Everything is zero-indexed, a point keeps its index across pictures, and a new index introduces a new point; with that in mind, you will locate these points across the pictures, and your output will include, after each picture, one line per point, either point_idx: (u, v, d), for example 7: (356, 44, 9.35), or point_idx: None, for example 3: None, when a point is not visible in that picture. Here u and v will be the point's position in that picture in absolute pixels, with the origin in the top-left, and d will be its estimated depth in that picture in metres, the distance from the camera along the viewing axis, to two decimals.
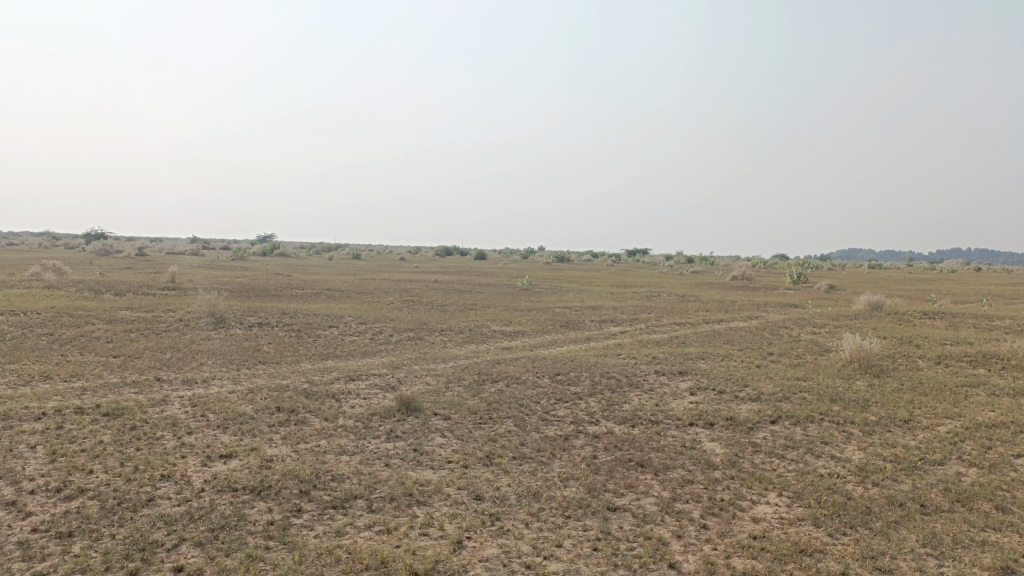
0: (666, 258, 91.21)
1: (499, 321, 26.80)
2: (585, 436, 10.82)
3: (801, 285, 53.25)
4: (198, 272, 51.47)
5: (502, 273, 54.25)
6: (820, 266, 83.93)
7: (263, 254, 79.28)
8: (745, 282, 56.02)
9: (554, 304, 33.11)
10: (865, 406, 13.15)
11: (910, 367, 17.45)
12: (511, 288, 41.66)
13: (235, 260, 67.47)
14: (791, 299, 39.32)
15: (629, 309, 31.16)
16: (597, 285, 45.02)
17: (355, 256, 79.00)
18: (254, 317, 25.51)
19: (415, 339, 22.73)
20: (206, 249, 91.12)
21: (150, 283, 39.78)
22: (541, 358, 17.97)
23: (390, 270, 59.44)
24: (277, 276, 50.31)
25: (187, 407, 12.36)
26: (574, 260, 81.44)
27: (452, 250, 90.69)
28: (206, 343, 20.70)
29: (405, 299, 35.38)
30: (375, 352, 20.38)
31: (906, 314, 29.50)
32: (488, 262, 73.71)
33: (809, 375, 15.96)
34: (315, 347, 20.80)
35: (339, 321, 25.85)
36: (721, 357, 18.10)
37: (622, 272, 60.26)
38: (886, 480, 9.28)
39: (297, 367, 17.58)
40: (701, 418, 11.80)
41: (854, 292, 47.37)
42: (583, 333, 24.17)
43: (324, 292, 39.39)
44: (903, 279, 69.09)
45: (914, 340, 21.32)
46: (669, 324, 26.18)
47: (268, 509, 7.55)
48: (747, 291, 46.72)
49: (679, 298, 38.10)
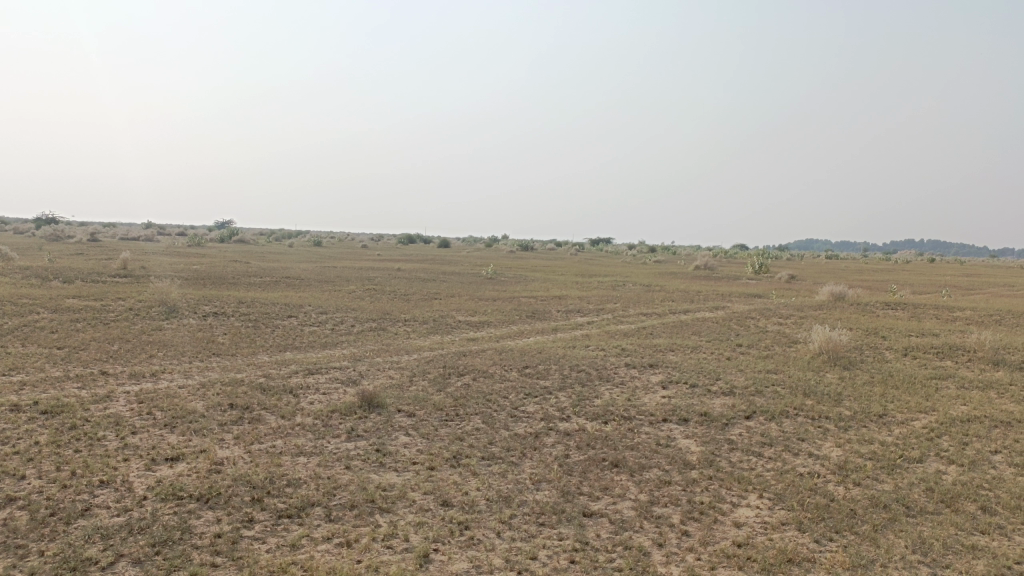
0: (629, 247, 91.44)
1: (464, 311, 26.24)
2: (556, 434, 10.36)
3: (764, 276, 53.53)
4: (153, 259, 49.85)
5: (466, 262, 53.62)
6: (781, 257, 84.84)
7: (221, 240, 77.51)
8: (708, 271, 56.20)
9: (520, 293, 32.62)
10: (838, 399, 12.91)
11: (879, 359, 17.34)
12: (476, 277, 41.07)
13: (191, 246, 65.76)
14: (755, 290, 39.37)
15: (595, 299, 30.85)
16: (561, 274, 44.63)
17: (316, 243, 77.54)
18: (209, 306, 24.57)
19: (378, 330, 22.07)
20: (162, 235, 88.80)
21: (101, 270, 38.37)
22: (508, 350, 17.48)
23: (351, 258, 58.35)
24: (235, 263, 49.03)
25: (133, 404, 11.62)
26: (538, 249, 81.17)
27: (415, 237, 89.75)
28: (157, 334, 19.80)
29: (367, 288, 34.56)
30: (336, 344, 19.69)
31: (869, 305, 29.62)
32: (451, 250, 72.93)
33: (780, 367, 15.71)
34: (273, 339, 20.03)
35: (298, 311, 25.03)
36: (690, 349, 17.80)
37: (587, 261, 59.97)
38: (867, 479, 8.98)
39: (253, 359, 16.84)
40: (675, 413, 11.43)
41: (815, 282, 47.74)
42: (549, 324, 23.73)
43: (283, 280, 38.37)
44: (861, 269, 70.03)
45: (880, 332, 21.29)
46: (636, 315, 25.90)
47: (217, 520, 6.95)
48: (712, 281, 46.74)
49: (644, 288, 37.93)
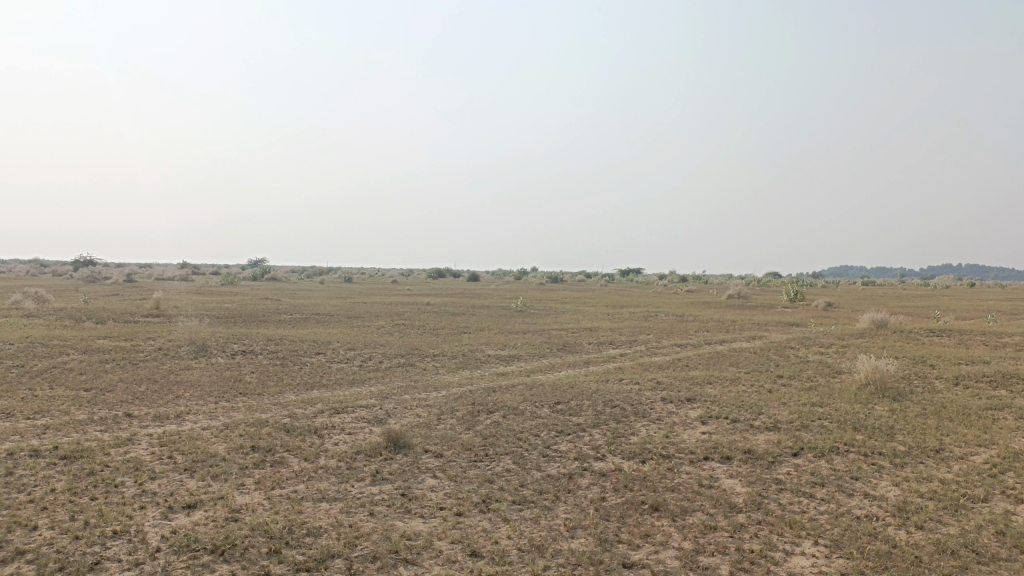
0: (660, 277, 90.58)
1: (494, 345, 25.79)
2: (591, 475, 9.82)
3: (799, 304, 52.41)
4: (185, 298, 50.21)
5: (496, 295, 53.27)
6: (815, 284, 83.38)
7: (253, 279, 78.27)
8: (742, 300, 55.23)
9: (550, 326, 32.11)
10: (889, 434, 12.19)
11: (928, 389, 16.52)
12: (505, 311, 40.63)
13: (223, 284, 66.46)
14: (791, 318, 38.38)
15: (627, 331, 30.22)
16: (592, 306, 44.06)
17: (346, 279, 77.88)
18: (238, 345, 24.43)
19: (406, 366, 21.70)
20: (195, 274, 89.98)
21: (134, 310, 38.68)
22: (539, 385, 16.97)
23: (381, 293, 58.34)
24: (266, 301, 49.25)
25: (155, 448, 11.31)
26: (567, 280, 80.69)
27: (445, 271, 89.83)
28: (185, 374, 19.63)
29: (396, 323, 34.30)
30: (364, 381, 19.33)
31: (912, 332, 28.59)
32: (481, 284, 72.68)
33: (824, 400, 14.99)
34: (301, 377, 19.75)
35: (326, 348, 24.78)
36: (729, 381, 17.13)
37: (617, 293, 59.21)
38: (930, 521, 8.30)
39: (280, 398, 16.52)
40: (717, 450, 10.83)
41: (853, 309, 46.53)
42: (581, 357, 23.17)
43: (312, 317, 38.31)
44: (900, 295, 68.35)
45: (927, 360, 20.39)
46: (669, 346, 25.25)
47: (232, 575, 6.54)
48: (746, 310, 45.75)
49: (677, 319, 37.20)
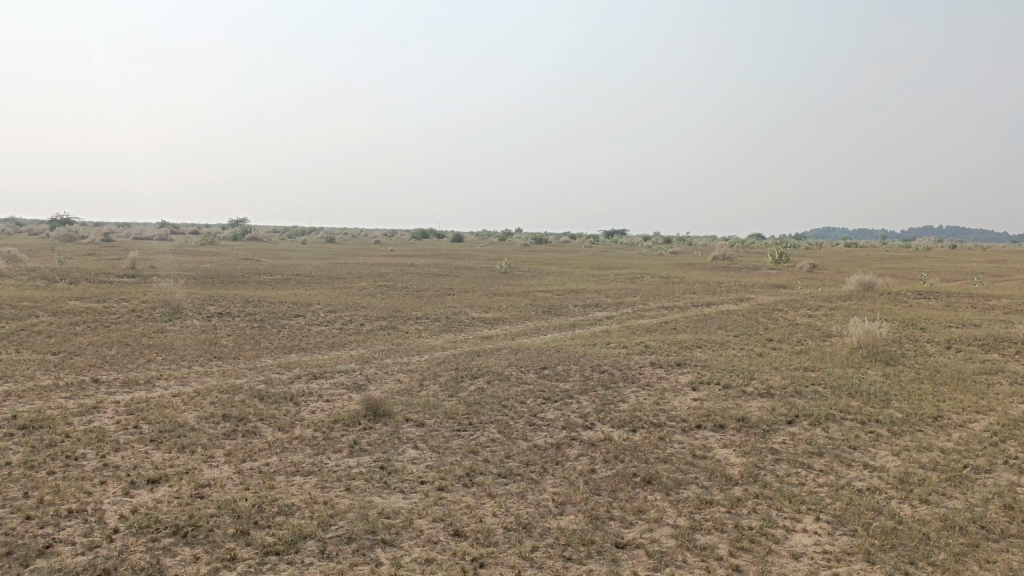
0: (645, 238, 90.17)
1: (477, 307, 25.28)
2: (579, 445, 9.37)
3: (784, 266, 52.22)
4: (163, 258, 49.18)
5: (480, 255, 52.65)
6: (799, 245, 83.33)
7: (234, 239, 77.09)
8: (727, 262, 54.98)
9: (535, 288, 31.62)
10: (885, 401, 11.83)
11: (921, 353, 16.22)
12: (489, 272, 40.07)
13: (203, 244, 65.37)
14: (777, 280, 38.09)
15: (613, 293, 29.79)
16: (577, 267, 43.61)
17: (329, 239, 76.83)
18: (215, 306, 23.76)
19: (388, 329, 21.16)
20: (174, 234, 88.46)
21: (109, 271, 37.71)
22: (524, 349, 16.50)
23: (364, 253, 57.52)
24: (246, 261, 48.35)
25: (122, 417, 10.76)
26: (552, 241, 80.13)
27: (428, 232, 88.93)
28: (158, 337, 18.99)
29: (378, 284, 33.67)
30: (344, 345, 18.78)
31: (900, 295, 28.36)
32: (465, 245, 71.97)
33: (817, 364, 14.63)
34: (279, 340, 19.17)
35: (306, 310, 24.16)
36: (718, 345, 16.74)
37: (602, 254, 58.62)
38: (934, 494, 7.93)
39: (256, 363, 15.95)
40: (709, 418, 10.42)
41: (837, 271, 46.32)
42: (567, 320, 22.71)
43: (292, 278, 37.59)
44: (884, 257, 68.36)
45: (917, 323, 20.10)
46: (656, 309, 24.85)
47: (195, 560, 6.04)
48: (731, 272, 45.43)
49: (663, 280, 36.81)
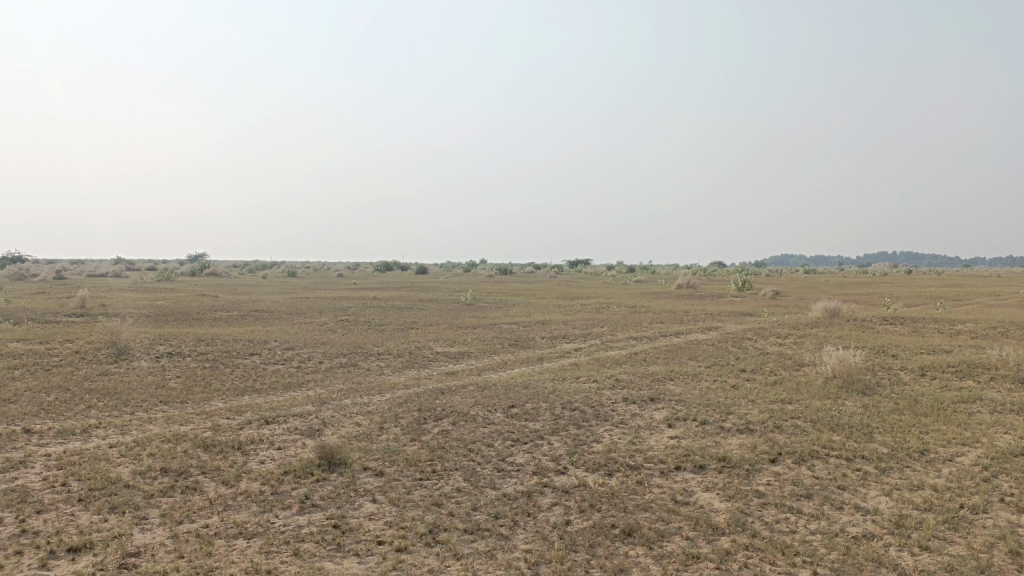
0: (608, 268, 90.16)
1: (441, 341, 24.51)
2: (552, 493, 8.68)
3: (748, 293, 52.34)
4: (115, 296, 47.55)
5: (444, 288, 51.89)
6: (761, 273, 83.90)
7: (191, 274, 75.25)
8: (692, 290, 54.98)
9: (500, 320, 30.93)
10: (867, 435, 11.35)
11: (896, 382, 15.87)
12: (453, 304, 39.31)
13: (159, 280, 63.68)
14: (744, 308, 38.00)
15: (580, 324, 29.25)
16: (543, 298, 43.09)
17: (290, 273, 75.39)
18: (165, 346, 22.64)
19: (348, 367, 20.27)
20: (130, 270, 86.22)
21: (56, 309, 36.17)
22: (491, 385, 15.77)
23: (326, 287, 56.36)
24: (202, 297, 46.98)
25: (49, 472, 9.76)
26: (516, 272, 79.69)
27: (392, 264, 87.95)
28: (102, 381, 17.84)
29: (339, 319, 32.69)
30: (301, 385, 17.85)
31: (866, 321, 28.28)
32: (429, 277, 71.14)
33: (793, 396, 14.15)
34: (232, 381, 18.18)
35: (262, 347, 23.16)
36: (691, 377, 16.20)
37: (568, 284, 58.26)
38: (934, 539, 7.39)
39: (206, 407, 14.97)
40: (688, 458, 9.80)
41: (801, 298, 46.46)
42: (534, 353, 22.03)
43: (251, 314, 36.42)
44: (846, 283, 69.04)
45: (888, 350, 19.85)
46: (625, 340, 24.36)
47: None
48: (697, 300, 45.29)
49: (630, 310, 36.43)
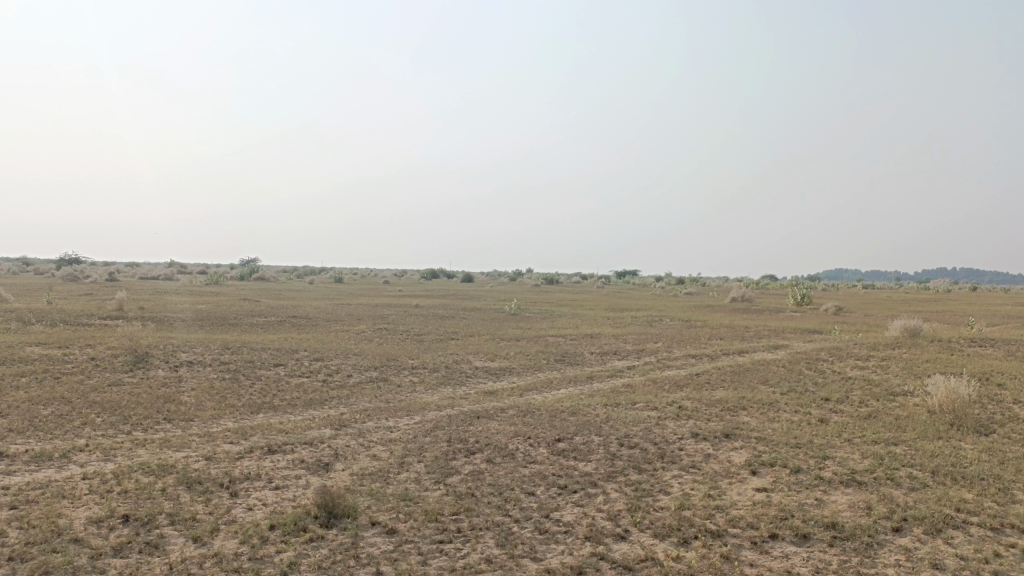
0: (657, 279, 87.36)
1: (482, 355, 22.53)
2: (611, 572, 6.60)
3: (808, 308, 49.20)
4: (156, 299, 46.75)
5: (488, 296, 49.96)
6: (819, 287, 80.20)
7: (238, 278, 75.12)
8: (749, 304, 52.14)
9: (546, 332, 28.87)
10: (1007, 492, 8.97)
11: (1014, 418, 13.32)
12: (497, 314, 37.44)
13: (205, 284, 63.54)
14: (809, 324, 35.29)
15: (632, 338, 27.04)
16: (590, 310, 40.90)
17: (336, 279, 74.43)
18: (187, 354, 21.14)
19: (377, 382, 18.45)
20: (179, 273, 86.77)
21: (92, 312, 35.28)
22: (534, 409, 13.71)
23: (368, 294, 55.00)
24: (243, 301, 45.99)
25: None
26: (563, 282, 77.57)
27: (438, 272, 86.80)
28: (110, 392, 16.32)
29: (376, 328, 31.00)
30: (324, 402, 16.06)
31: (952, 342, 25.39)
32: (474, 285, 69.46)
33: (896, 436, 11.77)
34: (249, 396, 16.48)
35: (290, 357, 21.53)
36: (768, 406, 13.88)
37: (617, 295, 56.02)
38: None
39: (211, 426, 13.27)
40: (785, 524, 7.64)
41: (868, 315, 43.12)
42: (582, 371, 19.91)
43: (288, 320, 35.06)
44: (911, 299, 65.20)
45: (993, 379, 17.19)
46: (684, 358, 22.10)
47: None
48: (755, 315, 42.45)
49: (684, 324, 34.09)
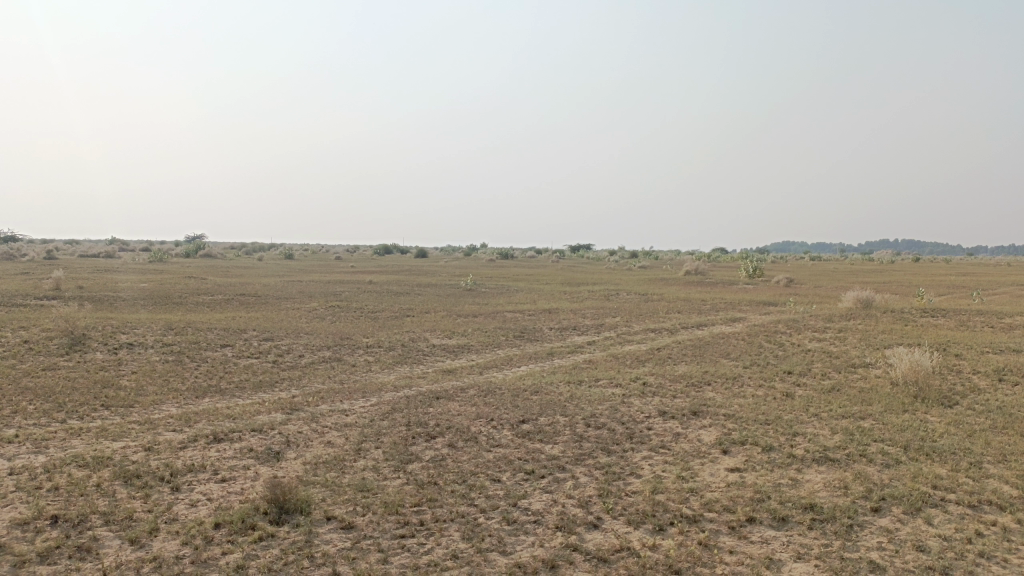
0: (612, 253, 87.56)
1: (438, 332, 21.97)
2: (585, 564, 6.19)
3: (760, 280, 49.65)
4: (96, 277, 44.96)
5: (442, 272, 49.23)
6: (770, 259, 81.35)
7: (185, 255, 72.94)
8: (702, 276, 52.45)
9: (503, 308, 28.43)
10: (980, 466, 8.83)
11: (975, 389, 13.33)
12: (453, 289, 36.88)
13: (149, 261, 61.53)
14: (764, 296, 35.54)
15: (591, 313, 26.77)
16: (546, 284, 40.55)
17: (286, 255, 72.78)
18: (128, 336, 20.12)
19: (331, 362, 17.79)
20: (122, 250, 83.87)
21: (27, 291, 33.63)
22: (495, 388, 13.26)
23: (319, 270, 53.74)
24: (189, 279, 44.51)
25: None
26: (518, 256, 77.20)
27: (391, 247, 85.64)
28: (43, 377, 15.34)
29: (329, 305, 30.17)
30: (275, 384, 15.36)
31: (904, 312, 25.69)
32: (428, 260, 68.56)
33: (863, 410, 11.62)
34: (194, 379, 15.67)
35: (238, 337, 20.69)
36: (732, 381, 13.66)
37: (572, 269, 55.85)
38: None
39: (153, 413, 12.51)
40: (762, 507, 7.34)
41: (818, 286, 43.62)
42: (542, 347, 19.51)
43: (236, 298, 33.97)
44: (858, 270, 66.51)
45: (949, 349, 17.31)
46: (643, 332, 21.89)
47: None
48: (709, 287, 42.67)
49: (641, 298, 34.02)
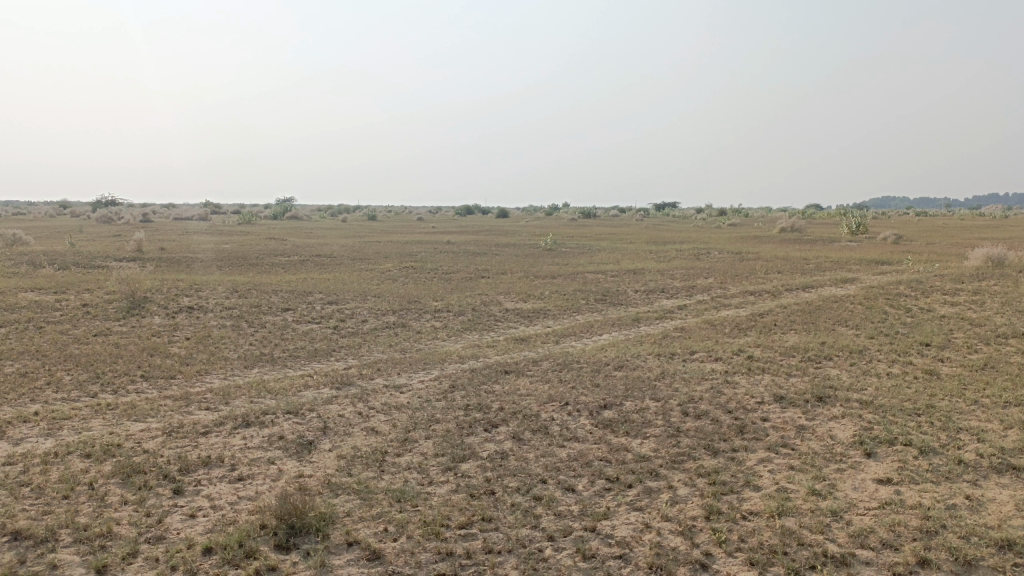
0: (699, 211, 83.71)
1: (513, 295, 20.23)
2: None
3: (865, 237, 45.53)
4: (178, 239, 45.12)
5: (521, 232, 47.33)
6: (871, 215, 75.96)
7: (268, 217, 73.46)
8: (799, 234, 48.80)
9: (584, 268, 26.44)
10: None
11: None
12: (532, 249, 35.04)
13: (234, 223, 62.09)
14: (875, 254, 32.21)
15: (681, 274, 24.46)
16: (630, 244, 38.01)
17: (366, 216, 72.33)
18: (190, 299, 19.20)
19: (395, 328, 16.32)
20: (210, 212, 85.51)
21: (107, 253, 33.61)
22: (573, 362, 11.43)
23: (399, 230, 52.67)
24: (268, 241, 44.12)
25: None
26: (601, 216, 74.42)
27: (472, 207, 84.21)
28: (92, 344, 14.40)
29: (403, 266, 28.82)
30: (331, 354, 13.97)
31: None
32: (507, 220, 66.66)
33: None
34: (247, 347, 14.45)
35: (302, 301, 19.49)
36: (858, 356, 11.37)
37: (658, 227, 52.92)
38: None
39: (192, 389, 11.26)
40: (936, 544, 5.30)
41: (931, 243, 39.68)
42: (627, 313, 17.48)
43: (311, 260, 33.10)
44: (972, 225, 61.00)
45: None
46: (742, 295, 19.55)
47: None
48: (809, 245, 39.38)
49: (735, 257, 31.37)
